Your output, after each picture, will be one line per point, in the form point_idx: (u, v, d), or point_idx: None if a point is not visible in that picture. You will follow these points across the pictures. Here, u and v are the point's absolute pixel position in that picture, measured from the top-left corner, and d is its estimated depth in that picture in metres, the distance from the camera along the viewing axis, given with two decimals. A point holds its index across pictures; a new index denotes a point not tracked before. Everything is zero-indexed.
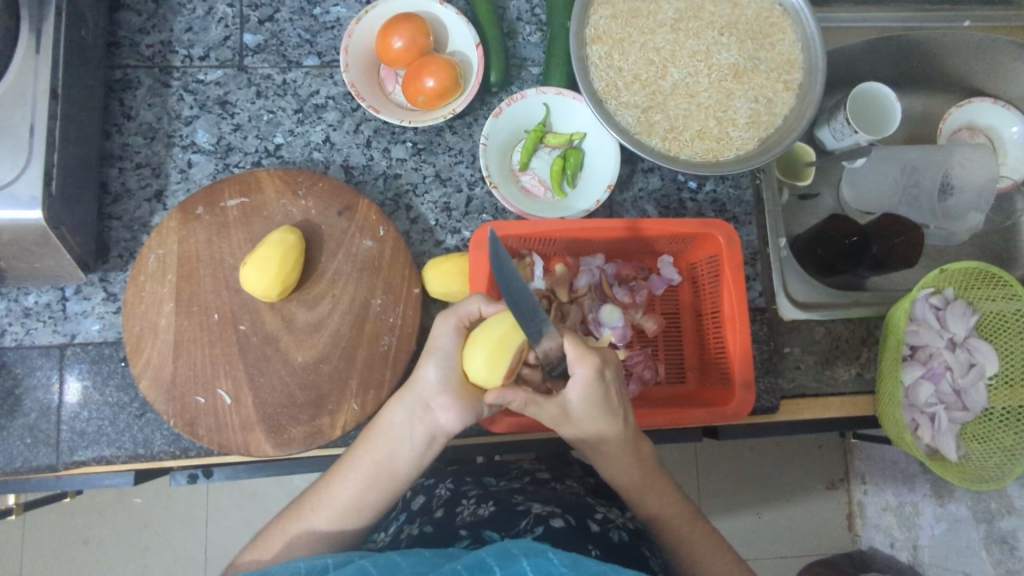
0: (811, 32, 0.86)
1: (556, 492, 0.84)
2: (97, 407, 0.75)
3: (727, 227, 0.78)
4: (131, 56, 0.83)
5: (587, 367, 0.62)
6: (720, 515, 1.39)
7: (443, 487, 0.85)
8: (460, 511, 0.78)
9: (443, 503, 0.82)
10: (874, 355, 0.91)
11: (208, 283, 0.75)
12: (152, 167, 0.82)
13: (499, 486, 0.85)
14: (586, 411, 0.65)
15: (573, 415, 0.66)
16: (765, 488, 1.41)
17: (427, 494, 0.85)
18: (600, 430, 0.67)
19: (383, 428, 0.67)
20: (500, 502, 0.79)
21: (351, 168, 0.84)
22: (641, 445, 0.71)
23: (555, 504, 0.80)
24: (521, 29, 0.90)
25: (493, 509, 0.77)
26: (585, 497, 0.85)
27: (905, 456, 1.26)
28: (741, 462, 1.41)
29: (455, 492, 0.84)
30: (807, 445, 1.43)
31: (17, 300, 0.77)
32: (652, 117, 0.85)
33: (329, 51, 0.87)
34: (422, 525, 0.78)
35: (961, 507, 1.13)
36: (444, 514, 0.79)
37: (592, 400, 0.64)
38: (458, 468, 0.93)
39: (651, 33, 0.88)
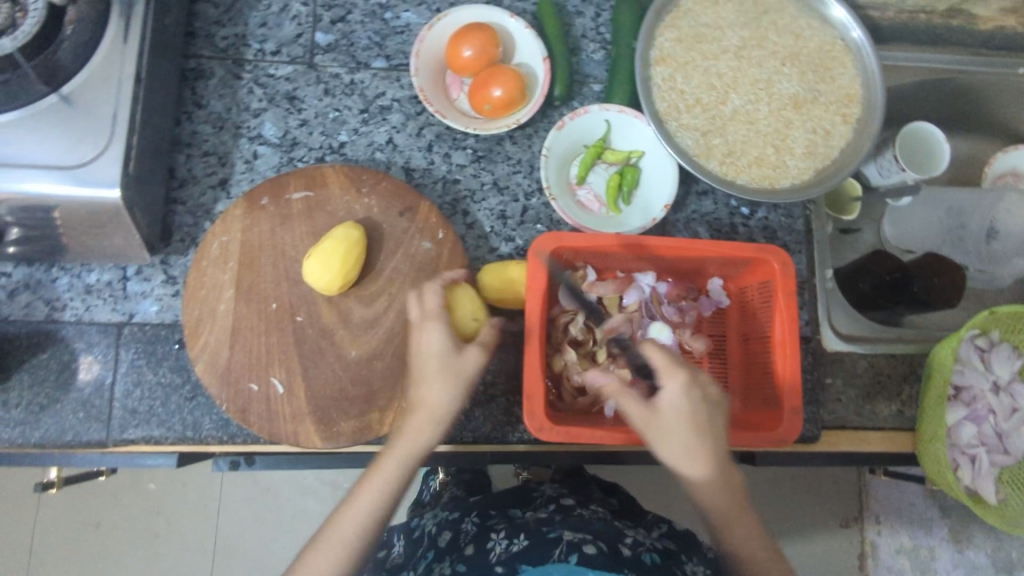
0: (872, 68, 0.88)
1: (584, 520, 0.88)
2: (150, 387, 0.77)
3: (783, 254, 0.78)
4: (206, 47, 0.85)
5: (686, 371, 0.66)
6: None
7: (469, 524, 0.91)
8: (490, 545, 0.84)
9: (472, 538, 0.87)
10: (915, 392, 0.91)
11: (269, 273, 0.76)
12: (218, 156, 0.83)
13: (525, 517, 0.90)
14: (681, 419, 0.64)
15: (664, 421, 0.64)
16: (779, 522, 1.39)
17: (453, 529, 0.91)
18: (692, 444, 0.64)
19: (415, 428, 0.66)
20: (530, 534, 0.83)
21: (411, 170, 0.86)
22: (732, 474, 0.66)
23: (586, 531, 0.83)
24: (585, 46, 0.91)
25: (525, 543, 0.81)
26: (612, 523, 0.89)
27: None
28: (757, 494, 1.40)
29: (482, 527, 0.89)
30: (823, 481, 1.41)
31: (79, 276, 0.79)
32: (711, 140, 0.86)
33: (397, 55, 0.89)
34: (455, 562, 0.83)
35: None
36: (475, 550, 0.84)
37: (686, 414, 0.64)
38: (481, 502, 0.99)
39: (714, 59, 0.89)
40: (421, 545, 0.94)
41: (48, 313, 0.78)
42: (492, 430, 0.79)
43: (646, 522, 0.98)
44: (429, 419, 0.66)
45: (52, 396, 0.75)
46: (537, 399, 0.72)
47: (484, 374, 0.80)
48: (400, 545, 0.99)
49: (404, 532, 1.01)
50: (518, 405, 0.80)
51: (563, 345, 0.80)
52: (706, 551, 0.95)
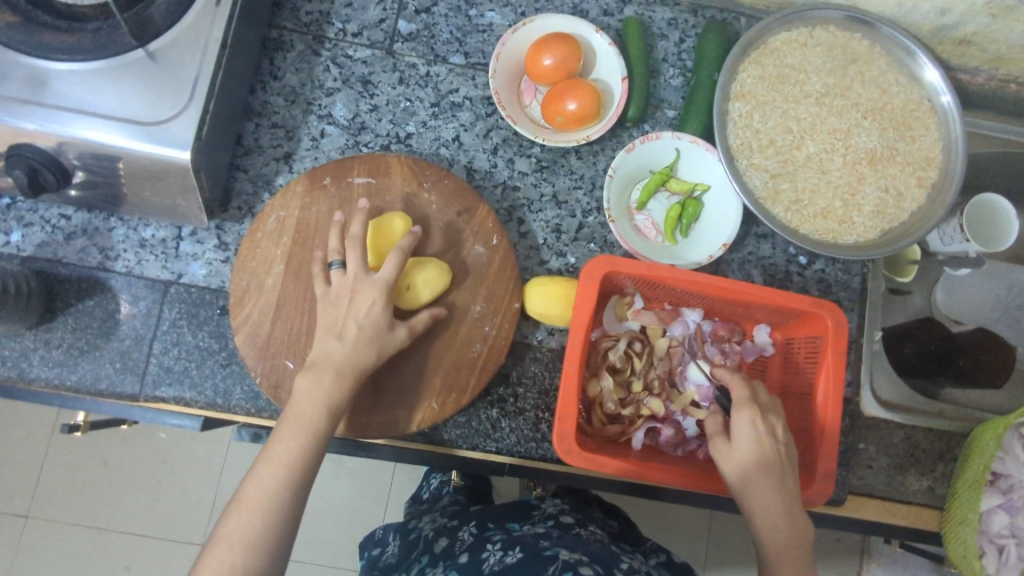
0: (956, 135, 0.85)
1: (581, 539, 0.87)
2: (187, 349, 0.77)
3: (837, 311, 0.76)
4: (290, 20, 0.86)
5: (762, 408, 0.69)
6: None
7: (467, 533, 0.91)
8: (483, 555, 0.84)
9: (467, 547, 0.87)
10: (949, 471, 0.88)
11: (320, 253, 0.76)
12: (286, 130, 0.84)
13: (523, 529, 0.89)
14: (748, 448, 0.67)
15: (733, 447, 0.68)
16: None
17: (449, 537, 0.92)
18: (752, 472, 0.66)
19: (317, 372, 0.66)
20: (525, 547, 0.82)
21: (473, 171, 0.85)
22: (795, 518, 0.67)
23: (581, 552, 0.82)
24: (664, 70, 0.90)
25: (519, 556, 0.80)
26: (609, 547, 0.87)
27: None
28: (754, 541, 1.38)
29: (479, 537, 0.89)
30: (825, 538, 1.38)
31: (136, 229, 0.80)
32: (780, 184, 0.85)
33: (475, 53, 0.88)
34: (447, 569, 0.84)
35: None
36: (469, 559, 0.84)
37: (754, 444, 0.67)
38: (481, 513, 0.99)
39: (794, 102, 0.87)
40: (415, 546, 0.95)
41: (100, 261, 0.78)
42: (516, 443, 0.78)
43: (644, 550, 0.99)
44: (341, 369, 0.66)
45: (93, 343, 0.76)
46: (569, 419, 0.71)
47: (517, 386, 0.80)
48: (394, 545, 1.00)
49: (400, 533, 1.01)
50: (545, 422, 0.79)
51: (601, 370, 0.79)
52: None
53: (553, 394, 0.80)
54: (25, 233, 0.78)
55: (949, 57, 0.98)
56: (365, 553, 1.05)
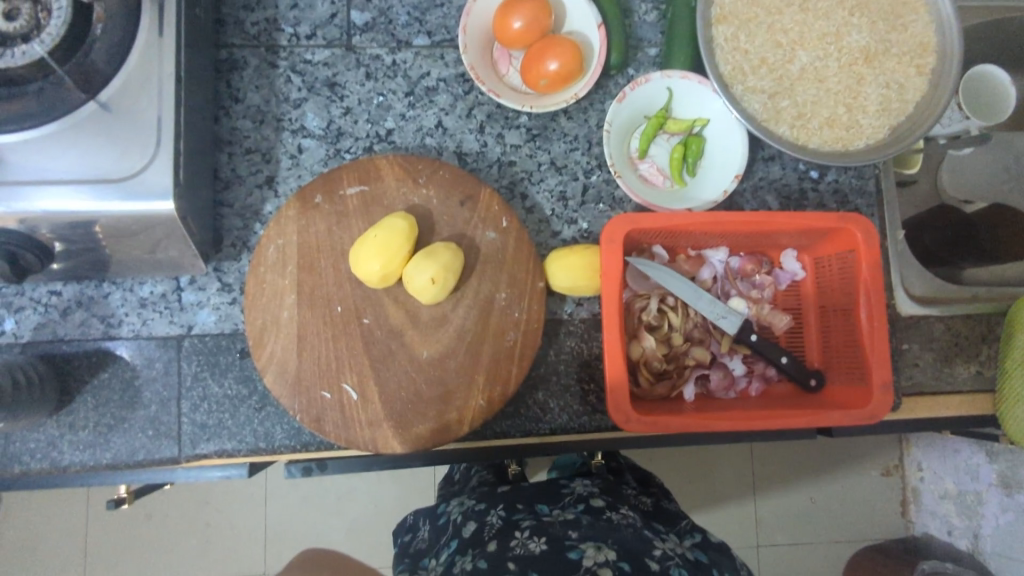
0: (946, 13, 0.81)
1: (612, 525, 0.82)
2: (217, 400, 0.74)
3: (865, 221, 0.74)
4: (237, 35, 0.80)
5: None
6: (772, 503, 1.39)
7: (495, 516, 0.85)
8: (512, 543, 0.78)
9: (496, 533, 0.82)
10: (994, 353, 0.88)
11: (330, 275, 0.73)
12: (261, 153, 0.79)
13: (552, 515, 0.84)
14: None
15: None
16: (816, 475, 1.40)
17: (478, 521, 0.86)
18: None
19: None
20: (552, 537, 0.78)
21: (464, 155, 0.81)
22: None
23: (609, 546, 0.77)
24: (637, 8, 0.85)
25: (544, 547, 0.77)
26: (641, 531, 0.82)
27: (970, 445, 1.28)
28: (795, 455, 1.40)
29: (508, 522, 0.83)
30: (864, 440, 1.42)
31: (132, 290, 0.76)
32: (779, 102, 0.82)
33: (438, 30, 0.83)
34: (475, 559, 0.78)
35: None
36: (497, 547, 0.79)
37: None
38: (509, 493, 0.92)
39: (778, 13, 0.84)
40: (448, 529, 0.90)
41: (104, 330, 0.75)
42: (569, 421, 0.77)
43: (678, 530, 0.89)
44: None
45: (119, 416, 0.73)
46: (619, 389, 0.69)
47: (557, 364, 0.78)
48: (425, 529, 0.96)
49: (432, 517, 0.96)
50: (593, 393, 0.77)
51: (639, 331, 0.78)
52: (740, 565, 0.87)
53: (595, 364, 0.78)
54: (19, 319, 0.74)
55: None
56: (397, 541, 1.03)
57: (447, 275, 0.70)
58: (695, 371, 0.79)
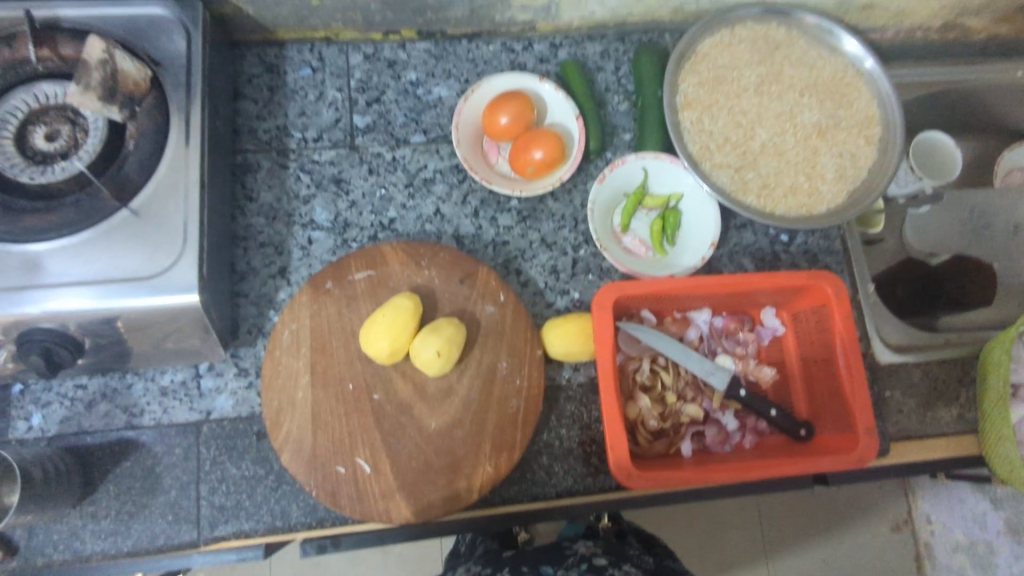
0: (885, 91, 0.93)
1: None
2: (235, 482, 0.77)
3: (833, 277, 0.81)
4: (251, 142, 0.88)
5: None
6: (780, 563, 1.36)
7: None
8: None
9: None
10: (973, 395, 0.93)
11: (341, 355, 0.78)
12: (274, 246, 0.85)
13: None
14: None
15: None
16: (823, 532, 1.38)
17: None
18: None
19: None
20: None
21: (461, 238, 0.88)
22: None
23: None
24: (610, 99, 0.95)
25: None
26: None
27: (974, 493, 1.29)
28: (799, 511, 1.38)
29: None
30: (866, 491, 1.38)
31: (154, 380, 0.80)
32: (745, 175, 0.90)
33: (433, 128, 0.92)
34: None
35: None
36: None
37: None
38: (514, 557, 0.93)
39: (736, 98, 0.94)
40: None
41: (126, 420, 0.78)
42: (574, 483, 0.80)
43: None
44: None
45: (140, 502, 0.76)
46: (619, 447, 0.73)
47: (559, 429, 0.82)
48: None
49: None
50: (595, 455, 0.81)
51: (635, 392, 0.82)
52: None
53: (594, 426, 0.82)
54: (46, 413, 0.78)
55: (858, 22, 1.02)
56: None
57: (452, 348, 0.75)
58: (690, 428, 0.83)
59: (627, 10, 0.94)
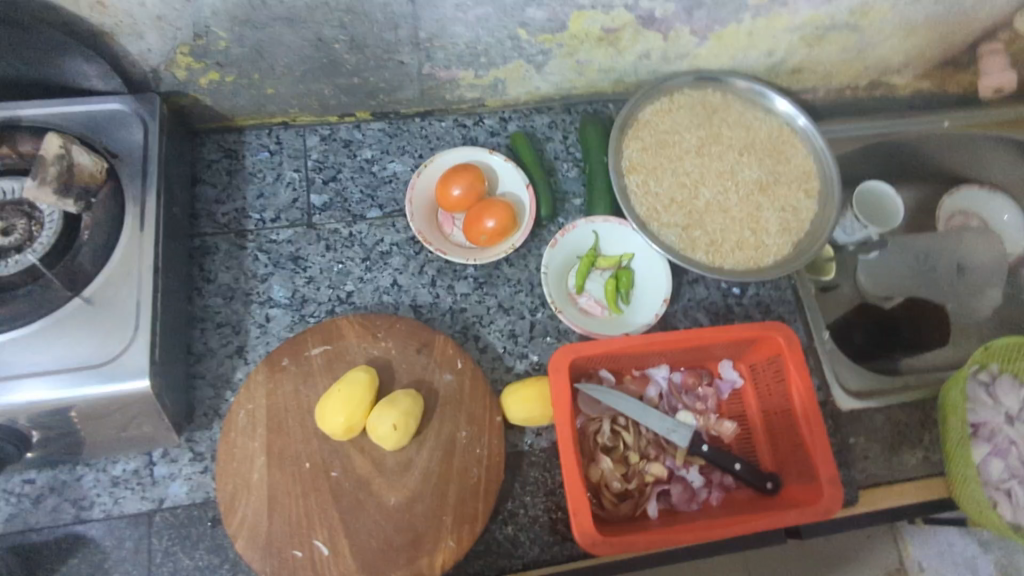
0: (820, 147, 0.98)
1: None
2: (188, 573, 0.75)
3: (784, 328, 0.83)
4: (209, 225, 0.90)
5: None
6: None
7: None
8: None
9: None
10: (936, 437, 0.94)
11: (298, 433, 0.77)
12: (232, 325, 0.86)
13: None
14: None
15: None
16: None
17: None
18: None
19: None
20: None
21: (419, 307, 0.89)
22: None
23: None
24: (559, 167, 0.99)
25: None
26: None
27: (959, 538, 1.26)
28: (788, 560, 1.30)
29: None
30: (857, 539, 1.31)
31: (105, 469, 0.78)
32: (693, 233, 0.93)
33: (389, 203, 0.94)
34: None
35: None
36: None
37: None
38: None
39: (680, 160, 0.98)
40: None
41: (75, 514, 0.76)
42: (541, 553, 0.78)
43: None
44: None
45: None
46: (582, 512, 0.72)
47: (523, 496, 0.81)
48: None
49: None
50: (561, 522, 0.80)
51: (597, 454, 0.82)
52: None
53: (559, 492, 0.81)
54: None
55: (790, 85, 1.08)
56: None
57: (409, 420, 0.75)
58: (656, 488, 0.82)
59: (570, 84, 0.99)
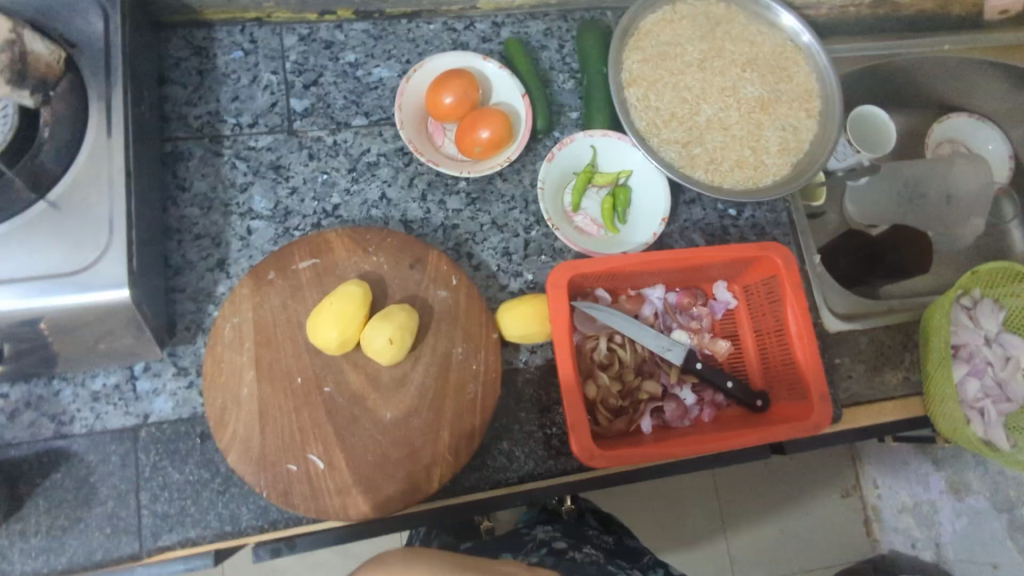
0: (824, 64, 0.94)
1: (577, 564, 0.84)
2: (178, 487, 0.73)
3: (781, 248, 0.82)
4: (181, 128, 0.83)
5: None
6: (741, 536, 1.35)
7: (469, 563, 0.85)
8: None
9: None
10: (916, 358, 0.96)
11: (288, 347, 0.74)
12: (211, 237, 0.81)
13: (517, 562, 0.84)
14: None
15: None
16: (777, 502, 1.38)
17: None
18: None
19: None
20: None
21: (409, 222, 0.85)
22: None
23: None
24: (555, 78, 0.94)
25: None
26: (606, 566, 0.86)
27: (917, 456, 1.31)
28: (758, 481, 1.38)
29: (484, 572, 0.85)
30: (818, 457, 1.41)
31: (84, 384, 0.75)
32: (692, 150, 0.91)
33: (375, 110, 0.89)
34: None
35: (981, 499, 1.19)
36: None
37: None
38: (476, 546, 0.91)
39: (681, 74, 0.94)
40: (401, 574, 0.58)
41: (55, 429, 0.73)
42: (535, 467, 0.78)
43: (643, 566, 0.96)
44: None
45: (74, 516, 0.70)
46: (580, 427, 0.72)
47: (517, 413, 0.80)
48: None
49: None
50: (555, 437, 0.80)
51: (593, 371, 0.81)
52: None
53: (553, 409, 0.81)
54: None
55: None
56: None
57: (405, 335, 0.73)
58: (649, 404, 0.83)
59: None
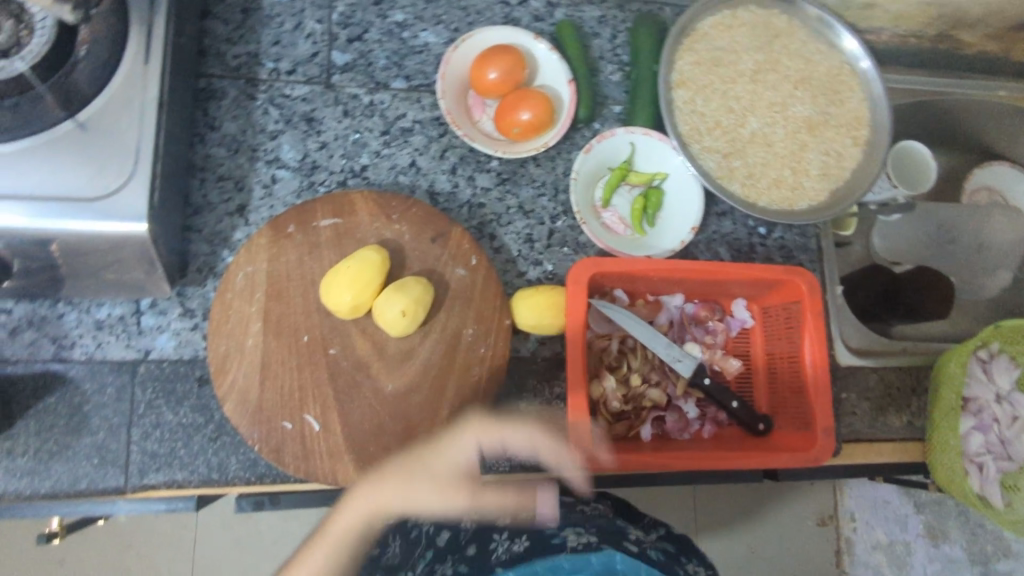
0: (878, 94, 0.92)
1: (586, 516, 0.84)
2: (171, 428, 0.72)
3: (807, 274, 0.80)
4: (217, 65, 0.81)
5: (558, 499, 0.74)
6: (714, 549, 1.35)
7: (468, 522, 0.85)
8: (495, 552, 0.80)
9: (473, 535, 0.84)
10: (923, 404, 0.95)
11: (299, 304, 0.73)
12: (234, 181, 0.79)
13: None
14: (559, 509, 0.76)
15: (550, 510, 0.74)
16: (753, 519, 1.38)
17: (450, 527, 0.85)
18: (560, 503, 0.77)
19: None
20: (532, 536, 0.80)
21: (436, 194, 0.84)
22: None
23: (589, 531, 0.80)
24: (603, 67, 0.91)
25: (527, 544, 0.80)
26: (614, 520, 0.86)
27: (899, 496, 1.31)
28: (738, 498, 1.38)
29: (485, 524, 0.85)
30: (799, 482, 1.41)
31: (88, 311, 0.74)
32: (732, 162, 0.88)
33: (416, 75, 0.87)
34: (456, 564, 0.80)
35: (956, 548, 1.21)
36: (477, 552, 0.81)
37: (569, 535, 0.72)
38: None
39: (731, 83, 0.92)
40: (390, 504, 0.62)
41: (54, 352, 0.72)
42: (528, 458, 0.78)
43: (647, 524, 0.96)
44: None
45: (63, 442, 0.70)
46: (582, 427, 0.71)
47: (518, 401, 0.79)
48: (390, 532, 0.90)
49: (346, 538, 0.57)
50: None
51: (601, 371, 0.81)
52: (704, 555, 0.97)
53: (555, 403, 0.80)
54: None
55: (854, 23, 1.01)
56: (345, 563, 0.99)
57: (418, 309, 0.71)
58: (651, 412, 0.82)
59: None
